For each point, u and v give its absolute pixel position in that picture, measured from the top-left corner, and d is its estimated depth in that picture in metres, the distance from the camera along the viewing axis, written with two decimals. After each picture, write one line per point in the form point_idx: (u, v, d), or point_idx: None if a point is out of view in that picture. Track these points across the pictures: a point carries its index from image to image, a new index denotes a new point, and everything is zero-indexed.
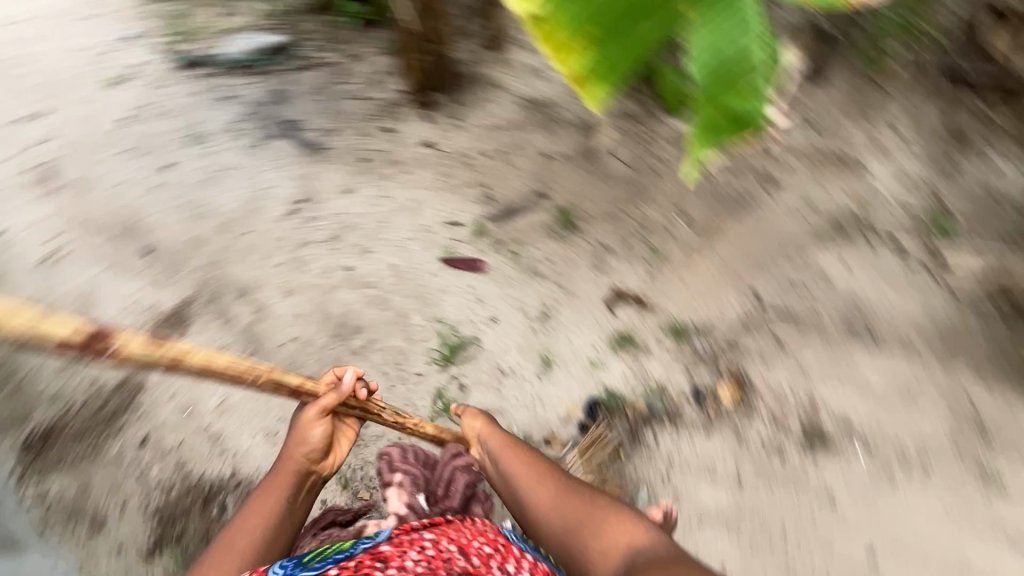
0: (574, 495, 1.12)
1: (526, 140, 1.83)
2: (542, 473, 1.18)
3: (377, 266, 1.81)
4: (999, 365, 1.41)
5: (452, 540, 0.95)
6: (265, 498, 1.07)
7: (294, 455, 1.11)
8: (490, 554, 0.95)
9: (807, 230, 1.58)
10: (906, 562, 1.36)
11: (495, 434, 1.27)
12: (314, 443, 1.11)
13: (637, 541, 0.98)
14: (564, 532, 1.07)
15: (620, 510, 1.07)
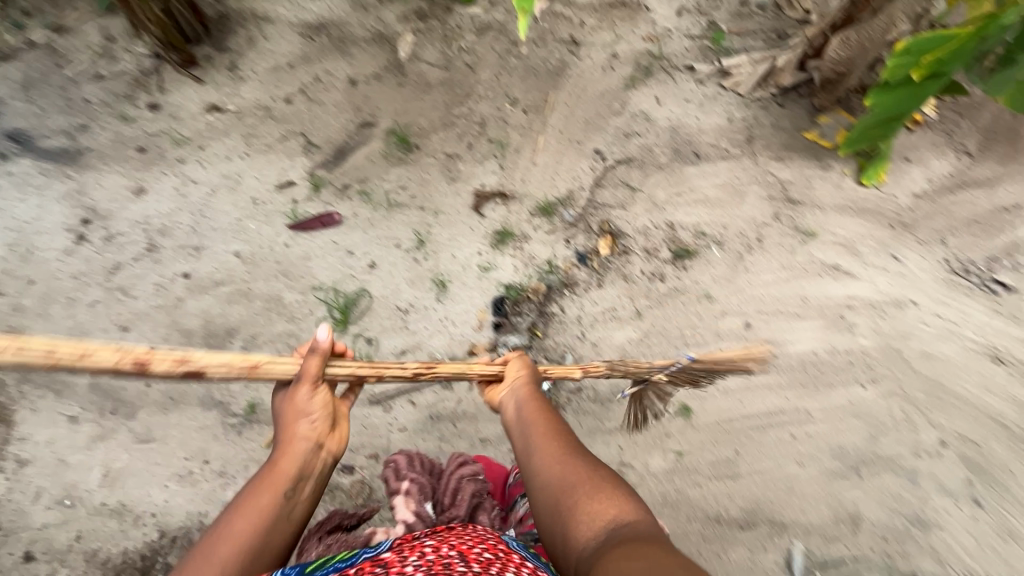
0: (580, 458, 0.85)
1: (328, 71, 1.88)
2: (558, 428, 0.93)
3: (219, 263, 1.61)
4: (791, 146, 1.71)
5: (457, 546, 0.80)
6: (258, 493, 0.85)
7: (294, 432, 0.91)
8: (493, 560, 0.77)
9: (620, 79, 1.81)
10: (772, 318, 1.48)
11: (525, 381, 1.06)
12: (312, 415, 0.93)
13: (629, 522, 0.70)
14: (555, 488, 0.81)
15: (617, 486, 0.78)
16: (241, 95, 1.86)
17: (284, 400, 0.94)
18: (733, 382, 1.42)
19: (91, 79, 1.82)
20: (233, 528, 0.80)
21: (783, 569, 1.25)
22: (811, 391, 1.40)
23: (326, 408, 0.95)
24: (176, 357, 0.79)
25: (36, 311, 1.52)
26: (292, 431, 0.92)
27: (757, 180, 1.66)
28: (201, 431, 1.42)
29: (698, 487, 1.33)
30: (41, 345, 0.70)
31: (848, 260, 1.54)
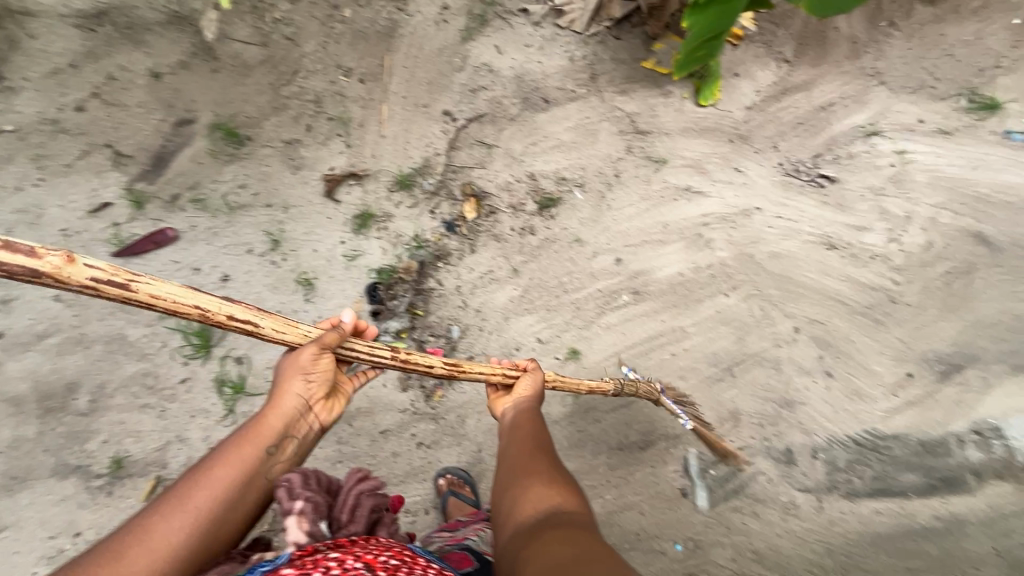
0: (546, 454, 0.82)
1: (122, 66, 1.60)
2: (539, 431, 0.91)
3: (36, 312, 1.38)
4: (632, 78, 1.74)
5: (362, 554, 0.66)
6: (234, 450, 0.75)
7: (282, 394, 0.83)
8: (401, 566, 0.66)
9: (455, 32, 1.72)
10: (639, 249, 1.54)
11: (535, 395, 1.02)
12: (311, 374, 0.84)
13: (570, 512, 0.67)
14: (512, 472, 0.79)
15: (567, 481, 0.75)
16: (16, 109, 1.56)
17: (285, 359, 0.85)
18: (614, 316, 1.48)
19: None
20: (192, 488, 0.70)
21: (681, 476, 1.36)
22: (682, 309, 1.50)
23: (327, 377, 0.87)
24: (260, 314, 0.79)
25: None
26: (282, 395, 0.83)
27: (606, 116, 1.69)
28: (62, 504, 1.25)
29: (596, 423, 1.41)
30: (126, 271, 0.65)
31: (698, 179, 1.63)
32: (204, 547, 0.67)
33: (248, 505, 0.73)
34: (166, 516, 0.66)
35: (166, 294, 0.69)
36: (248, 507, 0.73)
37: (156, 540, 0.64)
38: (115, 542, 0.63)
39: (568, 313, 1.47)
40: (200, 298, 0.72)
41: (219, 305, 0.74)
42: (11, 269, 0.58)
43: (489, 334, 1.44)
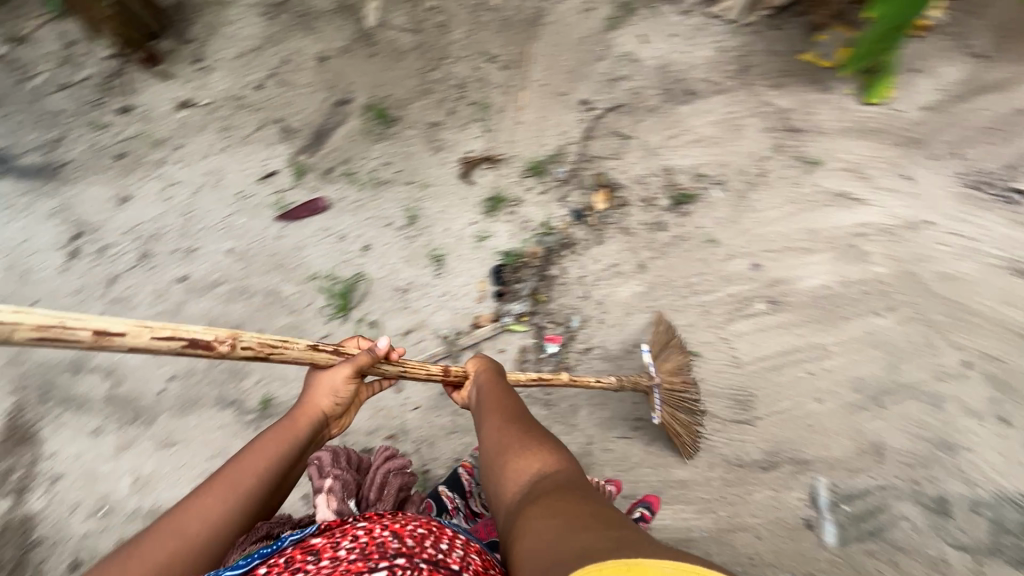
0: (517, 423, 0.87)
1: (296, 51, 1.80)
2: (506, 402, 0.96)
3: (213, 263, 1.59)
4: (788, 71, 1.60)
5: (389, 523, 0.70)
6: (266, 446, 0.85)
7: (316, 398, 0.95)
8: (428, 534, 0.69)
9: (600, 21, 1.70)
10: (781, 256, 1.43)
11: (489, 370, 1.09)
12: (340, 393, 0.96)
13: (551, 471, 0.70)
14: (492, 454, 0.82)
15: (547, 443, 0.79)
16: (211, 88, 1.80)
17: (314, 380, 0.96)
18: (745, 324, 1.39)
19: (60, 89, 1.87)
20: (229, 480, 0.78)
21: (808, 506, 1.23)
22: (825, 325, 1.36)
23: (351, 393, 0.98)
24: (328, 353, 0.94)
25: (44, 331, 1.58)
26: (315, 402, 0.94)
27: (755, 111, 1.58)
28: (221, 430, 1.44)
29: (716, 433, 1.33)
30: (261, 338, 0.82)
31: (857, 185, 1.47)
32: (225, 535, 0.75)
33: (267, 500, 0.82)
34: (202, 502, 0.75)
35: (282, 348, 0.85)
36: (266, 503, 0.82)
37: (193, 526, 0.72)
38: (164, 520, 0.72)
39: (694, 315, 1.41)
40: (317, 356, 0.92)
41: (331, 359, 0.95)
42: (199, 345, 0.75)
43: (608, 327, 1.42)
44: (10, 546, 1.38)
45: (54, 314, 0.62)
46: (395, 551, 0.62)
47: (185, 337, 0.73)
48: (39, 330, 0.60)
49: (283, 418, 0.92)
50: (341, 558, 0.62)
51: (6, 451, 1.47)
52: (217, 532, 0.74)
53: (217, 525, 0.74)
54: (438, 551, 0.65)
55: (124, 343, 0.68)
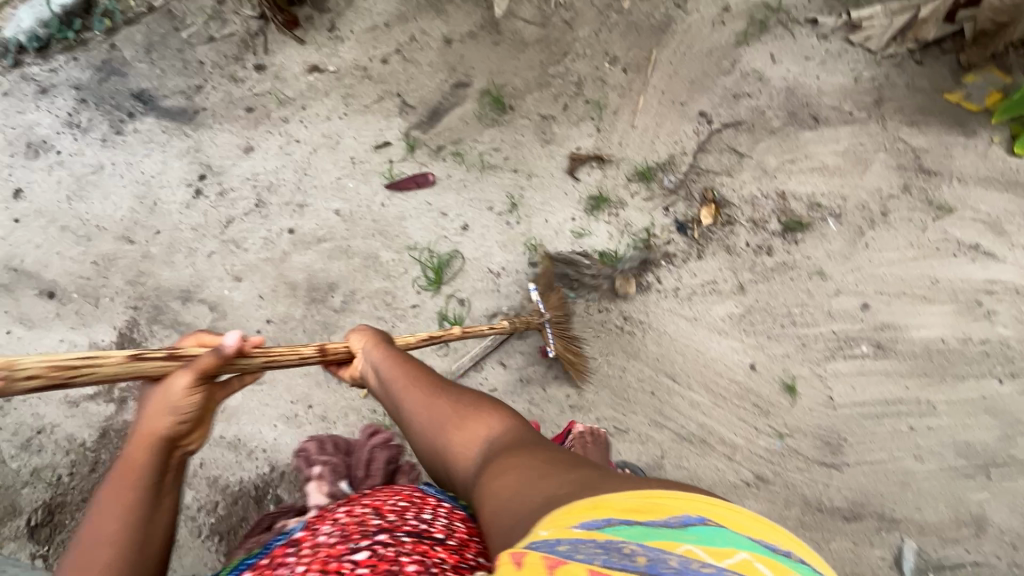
0: (439, 393, 0.93)
1: (423, 31, 1.86)
2: (415, 370, 0.98)
3: (319, 221, 1.67)
4: (928, 109, 1.51)
5: (370, 502, 0.81)
6: (110, 504, 0.72)
7: (151, 421, 0.73)
8: (407, 508, 0.79)
9: (732, 34, 1.66)
10: (895, 300, 1.35)
11: (374, 339, 1.03)
12: (182, 408, 0.74)
13: (498, 435, 0.84)
14: (428, 433, 0.90)
15: (482, 405, 0.90)
16: (340, 56, 1.90)
17: (147, 397, 0.76)
18: (845, 365, 1.32)
19: (205, 42, 2.02)
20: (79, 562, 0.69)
21: (892, 568, 1.18)
22: (936, 382, 1.28)
23: (206, 400, 0.77)
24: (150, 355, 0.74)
25: (163, 259, 1.71)
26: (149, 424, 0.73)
27: (886, 146, 1.49)
28: (305, 377, 1.51)
29: (800, 471, 1.26)
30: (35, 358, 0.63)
31: (992, 240, 1.37)
32: None
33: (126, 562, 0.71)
34: None
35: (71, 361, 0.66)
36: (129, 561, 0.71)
37: None
38: None
39: (791, 346, 1.35)
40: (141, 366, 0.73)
41: (161, 367, 0.75)
42: None
43: (698, 343, 1.39)
44: (110, 447, 1.52)
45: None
46: (374, 528, 0.71)
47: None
48: None
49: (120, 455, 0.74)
50: (320, 545, 0.69)
51: None
52: None
53: None
54: (420, 524, 0.74)
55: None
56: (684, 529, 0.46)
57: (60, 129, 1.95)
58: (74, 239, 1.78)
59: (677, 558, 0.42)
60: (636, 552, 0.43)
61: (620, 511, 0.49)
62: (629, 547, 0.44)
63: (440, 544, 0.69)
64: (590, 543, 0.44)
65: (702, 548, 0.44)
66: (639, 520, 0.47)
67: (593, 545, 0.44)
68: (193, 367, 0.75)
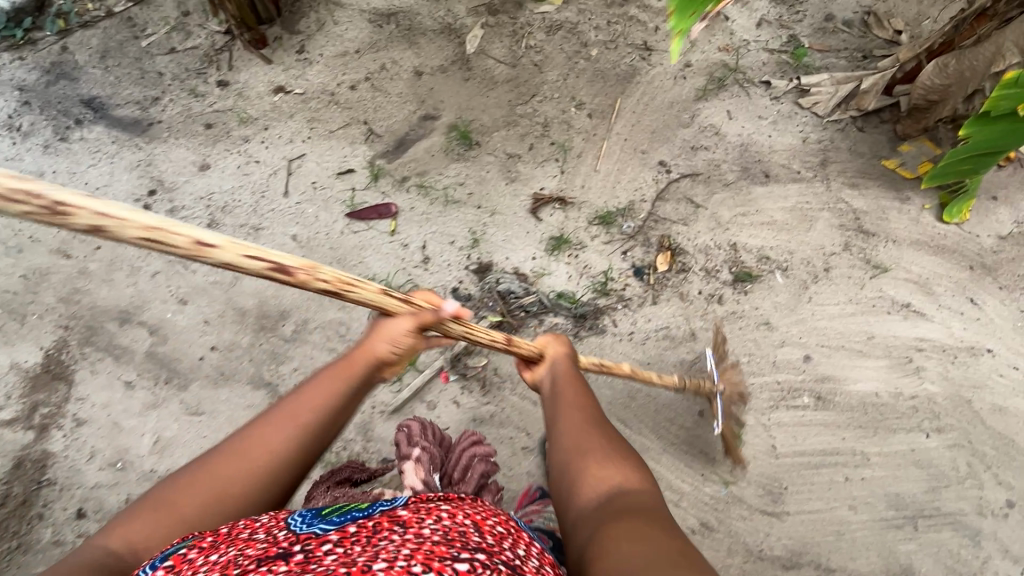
0: (595, 428, 0.89)
1: (394, 60, 1.87)
2: (586, 403, 0.96)
3: (275, 245, 1.63)
4: (868, 173, 1.62)
5: (471, 514, 0.75)
6: (325, 383, 0.86)
7: (371, 344, 0.89)
8: (505, 535, 0.72)
9: (691, 89, 1.74)
10: (835, 352, 1.42)
11: (566, 358, 1.09)
12: (399, 343, 0.88)
13: (632, 491, 0.75)
14: (566, 455, 0.85)
15: (627, 458, 0.82)
16: (307, 79, 1.88)
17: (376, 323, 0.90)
18: (788, 415, 1.37)
19: (167, 53, 1.96)
20: (291, 418, 0.82)
21: None
22: (869, 434, 1.34)
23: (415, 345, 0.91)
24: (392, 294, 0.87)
25: (101, 277, 1.61)
26: (374, 347, 0.89)
27: (829, 206, 1.58)
28: (249, 409, 1.44)
29: (743, 519, 1.28)
30: (329, 273, 0.78)
31: (921, 299, 1.46)
32: (272, 473, 0.79)
33: (325, 439, 0.84)
34: (276, 425, 0.81)
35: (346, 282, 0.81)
36: (324, 439, 0.84)
37: (254, 458, 0.78)
38: (232, 445, 0.79)
39: None
40: (385, 302, 0.87)
41: (400, 307, 0.89)
42: (273, 270, 0.73)
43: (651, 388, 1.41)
44: (23, 479, 1.40)
45: (161, 219, 0.65)
46: (474, 544, 0.65)
47: (269, 260, 0.72)
48: (143, 232, 0.64)
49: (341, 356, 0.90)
50: (424, 537, 0.65)
51: (41, 385, 1.50)
52: (271, 464, 0.79)
53: (266, 462, 0.78)
54: (515, 557, 0.66)
55: (214, 258, 0.69)
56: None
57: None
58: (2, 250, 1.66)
59: None
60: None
61: None
62: None
63: None
64: None
65: None
66: None
67: None
68: (416, 318, 0.89)
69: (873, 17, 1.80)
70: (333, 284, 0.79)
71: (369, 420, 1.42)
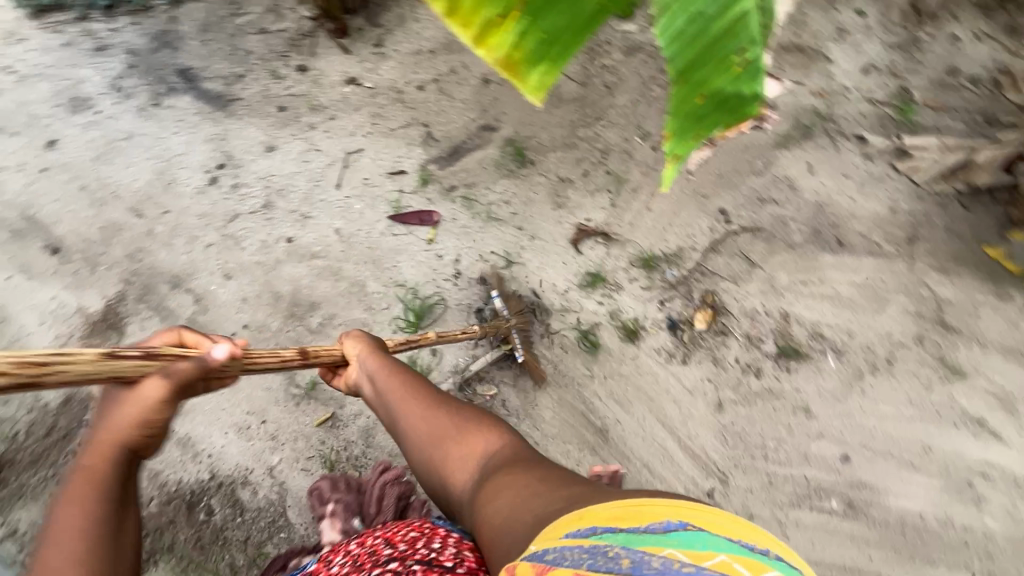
0: (438, 404, 0.91)
1: (465, 65, 1.85)
2: (416, 382, 0.95)
3: (319, 235, 1.67)
4: (963, 259, 1.41)
5: (381, 533, 0.81)
6: (60, 523, 0.67)
7: (114, 427, 0.70)
8: (418, 537, 0.77)
9: (773, 134, 1.58)
10: (879, 459, 1.26)
11: (368, 345, 1.02)
12: (156, 418, 0.70)
13: (497, 452, 0.83)
14: (427, 448, 0.88)
15: (479, 420, 0.89)
16: (379, 73, 1.89)
17: (108, 407, 0.71)
18: (809, 517, 1.24)
19: (257, 32, 2.04)
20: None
21: None
22: (900, 558, 1.19)
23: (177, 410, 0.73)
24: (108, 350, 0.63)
25: (163, 240, 1.73)
26: (112, 434, 0.70)
27: (908, 290, 1.39)
28: (266, 391, 1.48)
29: None
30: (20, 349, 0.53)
31: (999, 418, 1.27)
32: None
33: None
34: None
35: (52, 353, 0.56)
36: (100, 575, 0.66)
37: None
38: None
39: (756, 482, 1.28)
40: (121, 365, 0.64)
41: (142, 368, 0.67)
42: None
43: (662, 453, 1.33)
44: (68, 416, 1.53)
45: None
46: (385, 558, 0.72)
47: None
48: None
49: (71, 475, 0.70)
50: None
51: (97, 332, 1.63)
52: None
53: None
54: (430, 552, 0.72)
55: None
56: (666, 534, 0.51)
57: (104, 90, 1.99)
58: (89, 201, 1.82)
59: (659, 560, 0.48)
60: (621, 554, 0.49)
61: (606, 522, 0.54)
62: (615, 551, 0.50)
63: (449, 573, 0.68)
64: (577, 549, 0.51)
65: (682, 552, 0.49)
66: (622, 527, 0.53)
67: (580, 550, 0.51)
68: (171, 375, 0.70)
69: (1008, 77, 1.56)
70: (88, 364, 0.60)
71: (372, 425, 1.45)
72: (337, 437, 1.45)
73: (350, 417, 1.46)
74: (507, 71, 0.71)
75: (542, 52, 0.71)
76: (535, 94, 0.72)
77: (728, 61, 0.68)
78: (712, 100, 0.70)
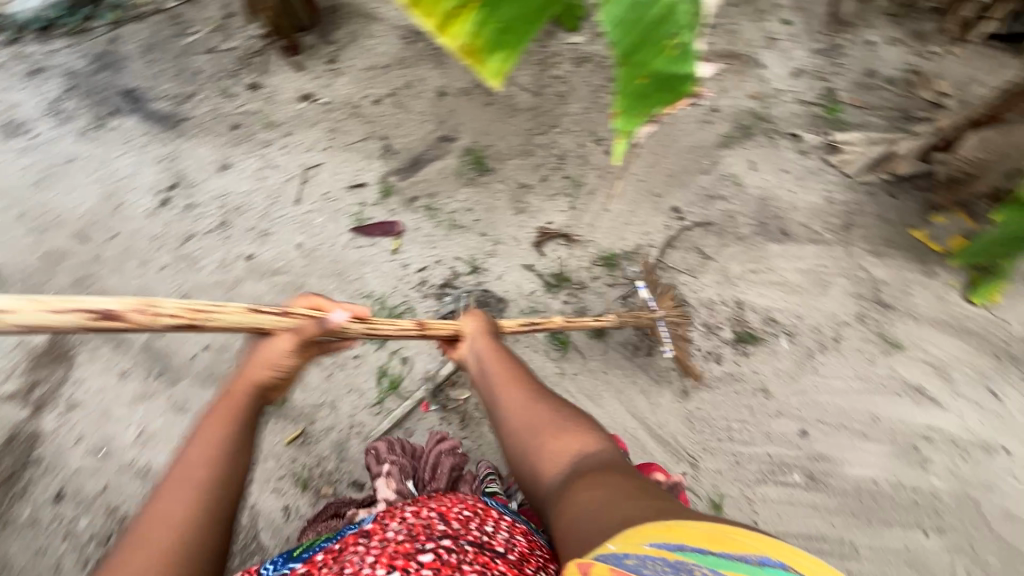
0: (542, 399, 0.89)
1: (420, 79, 1.88)
2: (522, 375, 0.96)
3: (280, 251, 1.65)
4: (893, 242, 1.53)
5: (436, 506, 0.81)
6: (202, 438, 0.74)
7: (254, 368, 0.79)
8: (471, 517, 0.78)
9: (716, 135, 1.68)
10: (834, 431, 1.35)
11: (484, 330, 1.07)
12: (282, 366, 0.80)
13: (594, 453, 0.77)
14: (522, 436, 0.84)
15: (580, 422, 0.84)
16: (334, 89, 1.90)
17: (254, 348, 0.81)
18: (775, 492, 1.30)
19: (206, 51, 2.01)
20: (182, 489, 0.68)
21: None
22: (860, 523, 1.26)
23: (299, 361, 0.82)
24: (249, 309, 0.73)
25: (112, 265, 1.66)
26: (251, 375, 0.79)
27: (848, 273, 1.50)
28: None
29: None
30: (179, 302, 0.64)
31: (937, 385, 1.37)
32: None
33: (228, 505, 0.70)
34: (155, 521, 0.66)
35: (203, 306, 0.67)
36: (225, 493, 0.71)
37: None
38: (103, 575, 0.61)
39: (724, 463, 1.33)
40: (259, 319, 0.75)
41: (276, 324, 0.77)
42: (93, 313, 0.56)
43: (634, 443, 1.36)
44: (13, 455, 1.44)
45: None
46: (439, 534, 0.71)
47: (87, 308, 0.55)
48: None
49: (214, 403, 0.79)
50: (388, 540, 0.72)
51: (42, 365, 1.54)
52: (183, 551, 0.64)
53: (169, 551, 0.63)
54: (482, 535, 0.74)
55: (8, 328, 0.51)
56: (763, 569, 0.44)
57: (40, 113, 1.91)
58: (29, 228, 1.73)
59: None
60: None
61: (695, 543, 0.48)
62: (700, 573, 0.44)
63: (500, 558, 0.69)
64: (659, 561, 0.46)
65: None
66: (714, 551, 0.47)
67: (663, 563, 0.46)
68: (300, 332, 0.80)
69: (918, 77, 1.72)
70: (237, 316, 0.71)
71: (345, 438, 1.42)
72: (308, 454, 1.41)
73: (322, 432, 1.43)
74: (464, 56, 0.67)
75: (496, 33, 0.66)
76: (495, 80, 0.68)
77: (675, 41, 0.66)
78: (657, 81, 0.68)
